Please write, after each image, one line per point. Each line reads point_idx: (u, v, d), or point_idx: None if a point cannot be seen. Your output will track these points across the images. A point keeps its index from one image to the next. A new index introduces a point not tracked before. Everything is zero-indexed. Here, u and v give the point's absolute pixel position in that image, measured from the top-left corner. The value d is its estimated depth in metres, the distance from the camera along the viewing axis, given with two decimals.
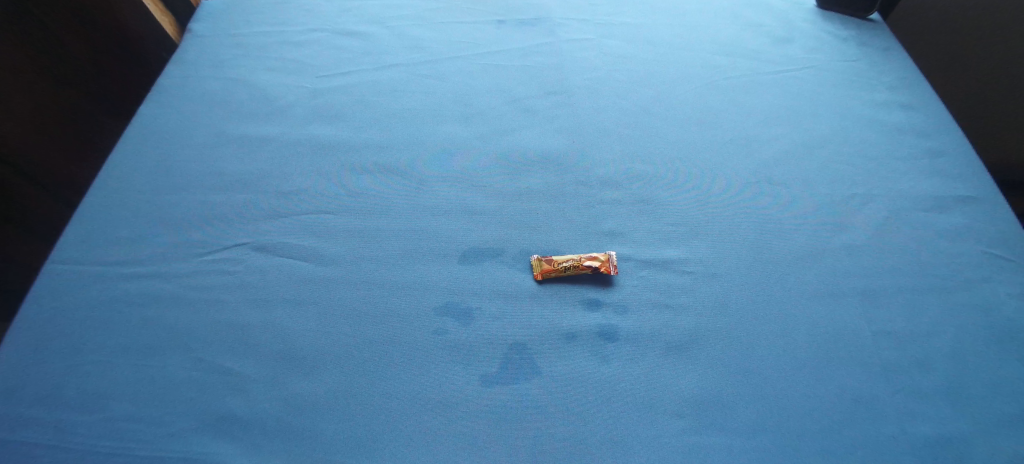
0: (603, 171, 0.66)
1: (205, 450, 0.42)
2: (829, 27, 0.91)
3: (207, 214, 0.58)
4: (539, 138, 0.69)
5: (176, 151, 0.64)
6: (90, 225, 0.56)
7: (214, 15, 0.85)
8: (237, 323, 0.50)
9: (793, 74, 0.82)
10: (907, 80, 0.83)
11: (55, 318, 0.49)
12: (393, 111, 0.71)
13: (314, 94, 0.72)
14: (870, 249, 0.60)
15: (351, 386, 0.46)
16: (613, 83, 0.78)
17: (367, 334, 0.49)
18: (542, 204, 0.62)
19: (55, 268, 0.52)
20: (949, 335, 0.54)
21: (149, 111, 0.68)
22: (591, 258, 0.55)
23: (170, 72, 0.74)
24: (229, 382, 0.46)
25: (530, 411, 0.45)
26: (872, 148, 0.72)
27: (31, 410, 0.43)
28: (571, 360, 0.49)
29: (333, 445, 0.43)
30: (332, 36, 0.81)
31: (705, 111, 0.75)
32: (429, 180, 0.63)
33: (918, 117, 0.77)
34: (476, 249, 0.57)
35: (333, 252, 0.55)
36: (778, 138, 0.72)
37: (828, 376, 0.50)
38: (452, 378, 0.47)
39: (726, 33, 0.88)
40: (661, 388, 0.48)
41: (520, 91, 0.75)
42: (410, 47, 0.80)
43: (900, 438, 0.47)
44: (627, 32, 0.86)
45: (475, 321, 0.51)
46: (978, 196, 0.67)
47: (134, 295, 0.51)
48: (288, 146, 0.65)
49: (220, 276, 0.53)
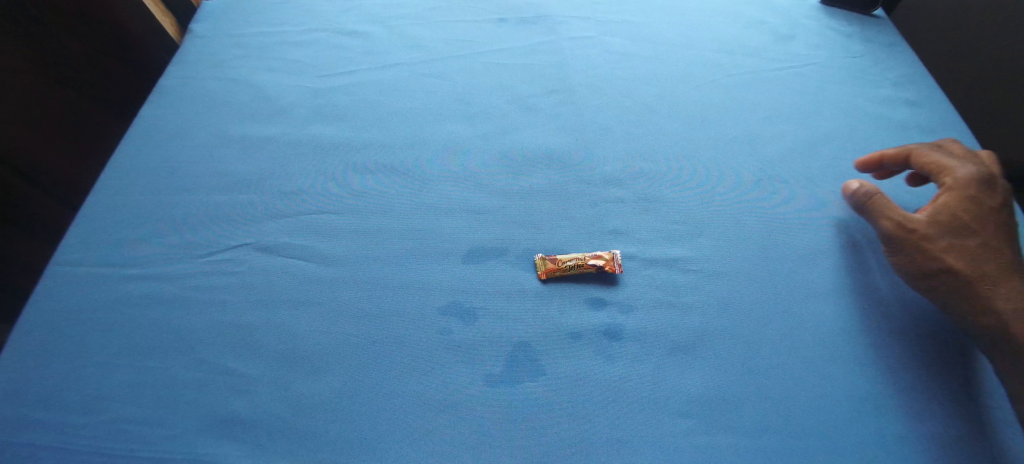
0: (606, 169, 0.66)
1: (208, 452, 0.42)
2: (832, 24, 0.90)
3: (210, 215, 0.58)
4: (541, 136, 0.69)
5: (178, 152, 0.64)
6: (92, 226, 0.55)
7: (213, 15, 0.84)
8: (239, 324, 0.49)
9: (795, 71, 0.82)
10: (910, 76, 0.83)
11: (56, 321, 0.48)
12: (395, 111, 0.71)
13: (316, 94, 0.72)
14: (875, 247, 0.60)
15: (354, 387, 0.46)
16: (614, 81, 0.77)
17: (370, 334, 0.49)
18: (544, 203, 0.61)
19: (58, 270, 0.52)
20: (956, 332, 0.54)
21: (150, 112, 0.68)
22: (595, 257, 0.55)
23: (170, 73, 0.74)
24: (231, 383, 0.46)
25: (533, 410, 0.45)
26: (876, 145, 0.72)
27: (33, 413, 0.43)
28: (573, 360, 0.49)
29: (336, 444, 0.43)
30: (331, 36, 0.81)
31: (709, 108, 0.75)
32: (431, 179, 0.63)
33: (922, 113, 0.77)
34: (478, 249, 0.57)
35: (335, 252, 0.55)
36: (781, 135, 0.72)
37: (834, 375, 0.50)
38: (454, 378, 0.47)
39: (728, 30, 0.88)
40: (666, 388, 0.48)
41: (522, 89, 0.75)
42: (411, 47, 0.80)
43: (906, 437, 0.47)
44: (629, 30, 0.86)
45: (477, 321, 0.51)
46: None
47: (136, 297, 0.51)
48: (291, 145, 0.65)
49: (222, 277, 0.53)
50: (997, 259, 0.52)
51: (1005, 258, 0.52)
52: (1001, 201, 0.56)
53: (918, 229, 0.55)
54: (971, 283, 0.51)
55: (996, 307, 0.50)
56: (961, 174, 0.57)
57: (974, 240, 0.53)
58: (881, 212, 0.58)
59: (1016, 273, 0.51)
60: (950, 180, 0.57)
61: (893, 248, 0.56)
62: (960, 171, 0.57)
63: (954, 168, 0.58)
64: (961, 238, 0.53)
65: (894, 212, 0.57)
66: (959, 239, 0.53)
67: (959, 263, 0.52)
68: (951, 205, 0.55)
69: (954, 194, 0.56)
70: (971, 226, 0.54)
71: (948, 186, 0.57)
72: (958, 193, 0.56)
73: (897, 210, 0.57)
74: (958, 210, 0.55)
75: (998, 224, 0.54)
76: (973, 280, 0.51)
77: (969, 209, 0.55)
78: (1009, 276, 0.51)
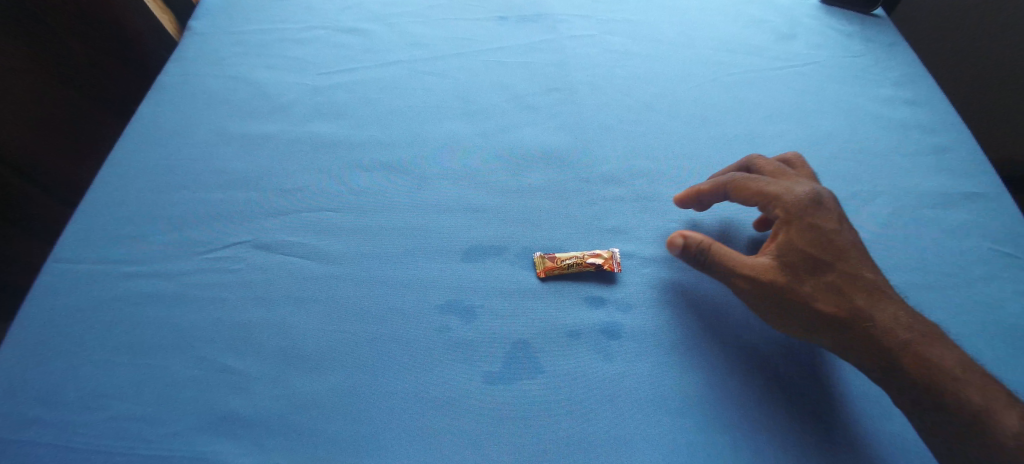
0: (606, 168, 0.66)
1: (207, 449, 0.42)
2: (833, 23, 0.90)
3: (209, 212, 0.58)
4: (541, 135, 0.69)
5: (178, 149, 0.64)
6: (91, 223, 0.55)
7: (212, 11, 0.84)
8: (238, 322, 0.49)
9: (796, 71, 0.81)
10: (911, 75, 0.82)
11: (55, 318, 0.48)
12: (395, 109, 0.71)
13: (315, 91, 0.72)
14: (874, 246, 0.60)
15: (353, 385, 0.46)
16: (614, 80, 0.77)
17: (369, 332, 0.49)
18: (543, 201, 0.61)
19: (58, 266, 0.52)
20: (953, 331, 0.54)
21: (149, 109, 0.68)
22: (594, 255, 0.55)
23: (169, 70, 0.73)
24: (230, 381, 0.46)
25: (532, 408, 0.45)
26: (875, 145, 0.72)
27: (32, 409, 0.44)
28: (572, 359, 0.49)
29: (334, 442, 0.43)
30: (331, 34, 0.80)
31: (709, 107, 0.75)
32: (431, 177, 0.63)
33: (923, 113, 0.77)
34: (477, 247, 0.57)
35: (335, 250, 0.55)
36: (781, 135, 0.72)
37: (833, 374, 0.50)
38: (452, 377, 0.47)
39: (728, 29, 0.88)
40: (664, 387, 0.48)
41: (522, 88, 0.75)
42: (411, 45, 0.80)
43: (903, 436, 0.47)
44: (629, 29, 0.86)
45: (476, 319, 0.51)
46: (983, 192, 0.67)
47: (135, 293, 0.51)
48: (290, 143, 0.65)
49: (222, 274, 0.53)
50: (853, 286, 0.49)
51: (860, 283, 0.50)
52: (837, 219, 0.53)
53: (781, 281, 0.50)
54: (847, 322, 0.48)
55: (874, 337, 0.47)
56: (793, 201, 0.53)
57: (831, 274, 0.50)
58: (729, 269, 0.51)
59: (874, 293, 0.49)
60: (779, 212, 0.53)
61: (760, 306, 0.51)
62: (785, 198, 0.53)
63: (774, 197, 0.53)
64: (818, 277, 0.50)
65: (743, 266, 0.51)
66: (817, 279, 0.50)
67: (829, 305, 0.48)
68: (792, 243, 0.51)
69: (792, 232, 0.51)
70: (823, 259, 0.50)
71: (779, 219, 0.53)
72: (797, 224, 0.52)
73: (738, 265, 0.51)
74: (801, 246, 0.51)
75: (846, 246, 0.51)
76: (846, 319, 0.48)
77: (813, 240, 0.51)
78: (871, 298, 0.49)
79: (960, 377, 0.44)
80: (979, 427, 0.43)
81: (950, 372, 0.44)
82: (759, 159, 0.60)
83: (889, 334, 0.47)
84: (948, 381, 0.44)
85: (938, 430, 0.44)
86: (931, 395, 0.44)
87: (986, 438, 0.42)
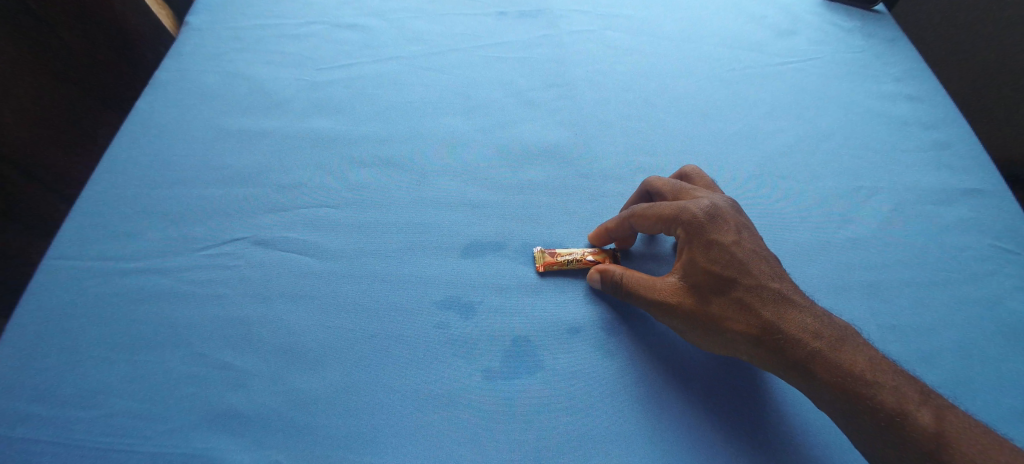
0: (605, 164, 0.66)
1: (206, 446, 0.42)
2: (834, 19, 0.90)
3: (208, 208, 0.57)
4: (541, 131, 0.68)
5: (176, 144, 0.63)
6: (88, 220, 0.55)
7: (208, 5, 0.83)
8: (237, 318, 0.49)
9: (796, 67, 0.81)
10: (913, 71, 0.82)
11: (52, 315, 0.48)
12: (395, 105, 0.70)
13: (313, 87, 0.72)
14: (873, 242, 0.60)
15: (352, 381, 0.46)
16: (614, 76, 0.77)
17: (368, 328, 0.49)
18: (543, 198, 0.61)
19: (54, 263, 0.52)
20: (952, 327, 0.54)
21: (145, 104, 0.67)
22: (594, 253, 0.56)
23: (165, 65, 0.73)
24: (230, 377, 0.46)
25: (530, 404, 0.46)
26: (875, 141, 0.72)
27: (31, 407, 0.43)
28: (571, 354, 0.49)
29: (332, 439, 0.43)
30: (330, 30, 0.80)
31: (709, 103, 0.74)
32: (430, 174, 0.63)
33: (924, 109, 0.77)
34: (477, 242, 0.57)
35: (334, 247, 0.55)
36: (780, 131, 0.72)
37: None
38: (451, 373, 0.47)
39: (729, 25, 0.87)
40: (661, 382, 0.48)
41: (521, 84, 0.74)
42: (410, 40, 0.79)
43: None
44: (629, 24, 0.85)
45: (475, 315, 0.51)
46: (983, 188, 0.67)
47: (134, 290, 0.51)
48: (289, 139, 0.65)
49: (220, 271, 0.53)
50: (758, 298, 0.46)
51: (765, 294, 0.46)
52: (735, 228, 0.48)
53: (684, 303, 0.47)
54: (759, 339, 0.45)
55: (784, 350, 0.44)
56: (689, 218, 0.48)
57: (735, 289, 0.46)
58: (633, 293, 0.50)
59: (781, 302, 0.45)
60: (680, 231, 0.49)
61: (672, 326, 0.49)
62: (682, 216, 0.49)
63: (672, 218, 0.49)
64: (723, 294, 0.46)
65: (644, 288, 0.49)
66: (720, 296, 0.46)
67: (735, 322, 0.46)
68: (694, 263, 0.47)
69: (687, 251, 0.48)
70: (723, 275, 0.46)
71: (682, 237, 0.49)
72: (696, 242, 0.48)
73: (644, 288, 0.49)
74: (701, 264, 0.47)
75: (748, 256, 0.47)
76: (757, 335, 0.45)
77: (714, 256, 0.47)
78: (779, 308, 0.45)
79: (872, 380, 0.41)
80: (890, 429, 0.40)
81: (861, 376, 0.41)
82: (657, 180, 0.55)
83: (799, 344, 0.43)
84: (859, 385, 0.41)
85: (862, 434, 0.41)
86: (846, 401, 0.41)
87: (899, 440, 0.39)
